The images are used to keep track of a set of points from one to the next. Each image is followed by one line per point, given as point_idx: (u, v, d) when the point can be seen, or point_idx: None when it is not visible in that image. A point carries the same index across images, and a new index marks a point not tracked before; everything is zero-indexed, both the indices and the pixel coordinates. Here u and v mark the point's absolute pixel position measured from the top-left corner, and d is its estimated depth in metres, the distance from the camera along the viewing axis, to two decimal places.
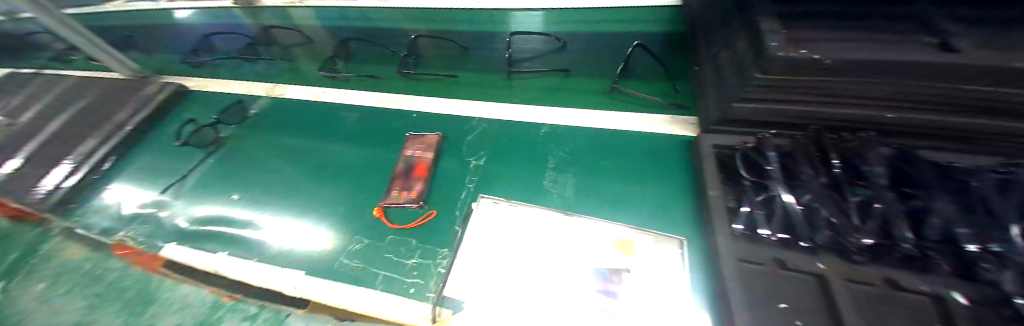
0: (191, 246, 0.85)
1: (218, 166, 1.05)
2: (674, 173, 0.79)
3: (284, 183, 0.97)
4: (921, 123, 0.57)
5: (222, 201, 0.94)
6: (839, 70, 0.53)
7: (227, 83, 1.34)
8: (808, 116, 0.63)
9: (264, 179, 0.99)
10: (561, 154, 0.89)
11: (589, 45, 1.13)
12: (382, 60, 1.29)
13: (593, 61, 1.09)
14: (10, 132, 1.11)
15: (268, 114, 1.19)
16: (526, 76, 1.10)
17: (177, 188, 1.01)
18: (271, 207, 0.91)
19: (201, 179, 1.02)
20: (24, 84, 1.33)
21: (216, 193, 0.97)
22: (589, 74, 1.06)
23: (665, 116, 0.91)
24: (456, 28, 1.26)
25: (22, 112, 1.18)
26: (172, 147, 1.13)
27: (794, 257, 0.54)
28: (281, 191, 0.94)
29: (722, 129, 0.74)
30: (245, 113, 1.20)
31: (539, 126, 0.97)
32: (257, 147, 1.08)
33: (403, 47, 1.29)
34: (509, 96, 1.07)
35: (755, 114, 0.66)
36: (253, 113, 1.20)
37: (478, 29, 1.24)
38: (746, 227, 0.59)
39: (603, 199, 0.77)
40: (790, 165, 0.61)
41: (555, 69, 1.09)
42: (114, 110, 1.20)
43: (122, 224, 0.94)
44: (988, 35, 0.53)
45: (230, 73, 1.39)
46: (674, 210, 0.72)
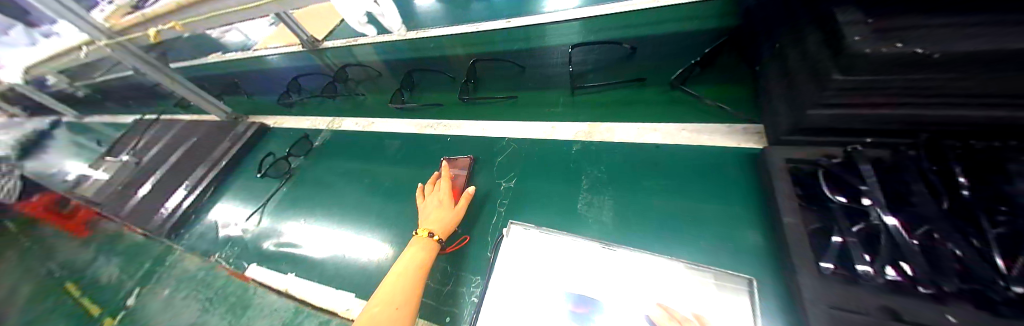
0: (268, 267, 0.98)
1: (289, 192, 1.20)
2: (734, 191, 0.69)
3: (335, 206, 1.06)
4: None
5: (291, 225, 1.07)
6: (961, 63, 0.41)
7: (297, 120, 1.56)
8: (920, 122, 0.49)
9: (320, 205, 1.09)
10: (597, 174, 0.83)
11: (670, 45, 1.00)
12: (441, 86, 1.34)
13: (672, 60, 0.98)
14: (145, 169, 1.41)
15: (328, 145, 1.33)
16: (600, 86, 1.03)
17: (258, 212, 1.17)
18: (327, 229, 1.00)
19: (276, 205, 1.17)
20: (154, 129, 1.70)
21: (286, 215, 1.10)
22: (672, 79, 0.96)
23: (717, 125, 0.81)
24: (503, 51, 1.24)
25: (156, 152, 1.51)
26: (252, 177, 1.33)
27: (909, 306, 0.42)
28: (336, 215, 1.03)
29: (795, 140, 0.62)
30: (309, 145, 1.37)
31: (572, 143, 0.93)
32: (319, 171, 1.23)
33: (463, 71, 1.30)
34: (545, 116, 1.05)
35: (843, 122, 0.54)
36: (315, 145, 1.36)
37: (533, 45, 1.19)
38: (838, 264, 0.48)
39: (648, 222, 0.71)
40: (894, 185, 0.50)
41: (630, 78, 1.00)
42: (214, 146, 1.46)
43: (218, 246, 1.12)
44: None
45: (300, 110, 1.63)
46: (734, 236, 0.63)
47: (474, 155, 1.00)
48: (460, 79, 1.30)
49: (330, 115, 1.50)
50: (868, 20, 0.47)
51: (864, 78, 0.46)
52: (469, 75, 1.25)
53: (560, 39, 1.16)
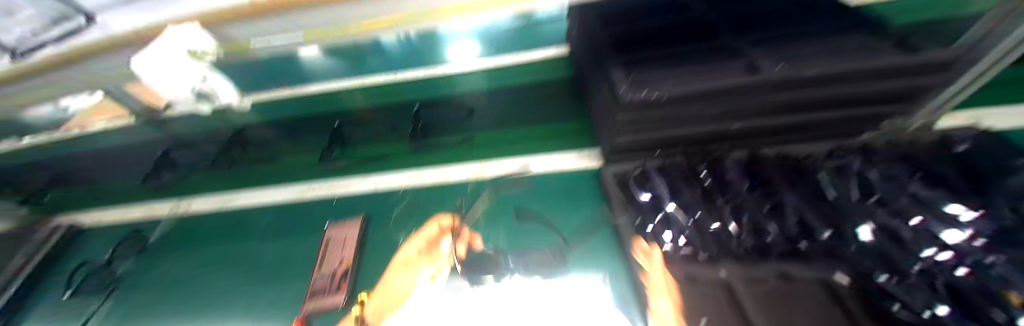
0: None
1: (120, 307, 0.88)
2: (589, 206, 0.83)
3: (190, 307, 0.83)
4: (760, 127, 0.65)
5: None
6: (678, 101, 0.60)
7: (108, 213, 1.20)
8: (681, 136, 0.67)
9: (168, 312, 0.83)
10: (491, 211, 0.88)
11: None
12: (376, 136, 1.08)
13: None
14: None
15: (173, 235, 1.04)
16: (523, 124, 1.05)
17: None
18: None
19: None
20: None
21: None
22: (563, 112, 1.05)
23: (575, 152, 0.97)
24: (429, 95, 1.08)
25: None
26: (62, 300, 0.93)
27: (699, 271, 0.59)
28: (191, 321, 0.80)
29: (616, 159, 0.77)
30: (146, 240, 1.04)
31: (466, 185, 0.96)
32: (158, 273, 0.94)
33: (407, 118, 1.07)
34: (439, 161, 1.04)
35: (638, 142, 0.70)
36: (154, 239, 1.04)
37: None
38: (655, 249, 0.63)
39: (533, 246, 0.77)
40: (670, 183, 0.64)
41: (536, 109, 1.06)
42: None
43: None
44: (779, 40, 0.65)
45: (131, 192, 1.22)
46: (594, 242, 0.75)
47: (368, 213, 0.92)
48: (403, 127, 1.08)
49: (151, 202, 1.17)
50: (627, 74, 0.65)
51: (631, 114, 0.63)
52: (405, 119, 1.07)
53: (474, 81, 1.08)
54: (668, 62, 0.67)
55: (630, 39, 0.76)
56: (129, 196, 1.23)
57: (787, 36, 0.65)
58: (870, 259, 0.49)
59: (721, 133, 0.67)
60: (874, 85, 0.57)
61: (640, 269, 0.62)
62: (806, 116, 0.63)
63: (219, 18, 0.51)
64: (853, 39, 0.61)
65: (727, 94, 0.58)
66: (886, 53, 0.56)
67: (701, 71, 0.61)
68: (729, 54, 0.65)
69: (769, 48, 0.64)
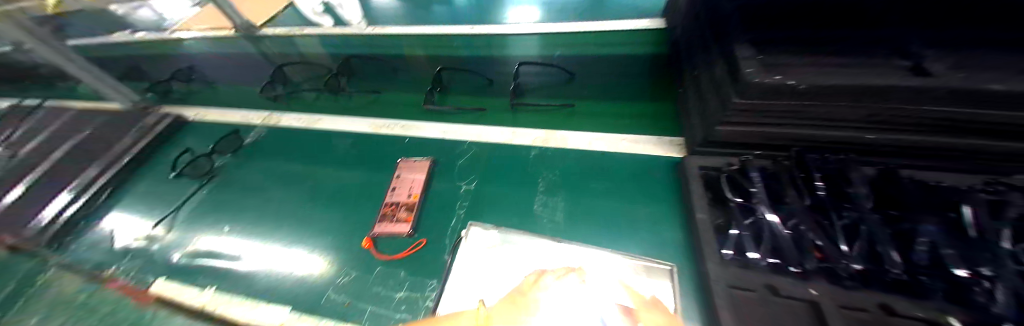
0: (178, 284, 0.76)
1: (209, 198, 0.98)
2: (662, 195, 0.78)
3: (269, 212, 0.91)
4: (901, 143, 0.57)
5: (210, 234, 0.88)
6: (814, 94, 0.53)
7: (203, 112, 1.34)
8: (800, 137, 0.62)
9: (250, 209, 0.92)
10: (554, 179, 0.86)
11: (633, 66, 1.09)
12: (477, 91, 1.16)
13: (634, 75, 1.07)
14: (8, 170, 1.09)
15: (256, 142, 1.14)
16: (594, 102, 1.04)
17: (167, 221, 0.94)
18: (254, 235, 0.85)
19: (189, 213, 0.94)
20: (29, 116, 1.33)
21: (210, 222, 0.91)
22: (638, 98, 1.02)
23: (651, 138, 0.91)
24: (511, 55, 1.21)
25: (29, 143, 1.18)
26: (165, 180, 1.07)
27: (785, 282, 0.52)
28: (272, 220, 0.88)
29: (706, 150, 0.73)
30: (233, 143, 1.15)
31: (531, 148, 0.95)
32: (244, 173, 1.04)
33: (503, 76, 1.18)
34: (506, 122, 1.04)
35: (741, 136, 0.65)
36: (247, 142, 1.14)
37: (518, 54, 1.21)
38: (735, 252, 0.58)
39: (596, 223, 0.76)
40: (775, 188, 0.61)
41: (609, 90, 1.06)
42: (111, 142, 1.16)
43: (114, 258, 0.86)
44: (958, 47, 0.54)
45: (225, 100, 1.37)
46: (662, 231, 0.71)
47: (434, 157, 0.95)
48: (496, 82, 1.17)
49: (240, 110, 1.29)
50: (756, 55, 0.59)
51: (753, 102, 0.57)
52: (501, 74, 1.18)
53: (529, 50, 1.21)
54: (808, 47, 0.58)
55: (761, 14, 0.68)
56: (222, 102, 1.37)
57: (970, 44, 0.54)
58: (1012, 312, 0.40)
59: (851, 142, 0.59)
60: None
61: (712, 259, 0.58)
62: (966, 141, 0.54)
63: None
64: None
65: (879, 96, 0.51)
66: None
67: (851, 65, 0.54)
68: (893, 50, 0.55)
69: (945, 53, 0.54)
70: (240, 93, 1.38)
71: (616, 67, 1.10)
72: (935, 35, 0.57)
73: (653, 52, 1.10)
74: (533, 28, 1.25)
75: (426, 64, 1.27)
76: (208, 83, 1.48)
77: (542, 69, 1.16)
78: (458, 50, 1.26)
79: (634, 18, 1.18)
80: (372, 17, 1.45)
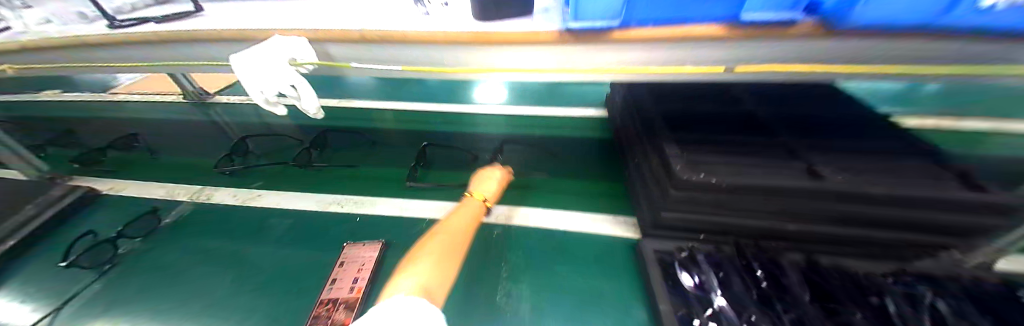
0: None
1: (93, 298, 0.79)
2: (624, 277, 0.78)
3: (168, 314, 0.73)
4: (817, 232, 0.64)
5: None
6: (734, 190, 0.61)
7: (127, 185, 1.18)
8: (735, 226, 0.68)
9: (143, 313, 0.74)
10: (515, 261, 0.84)
11: (589, 146, 1.20)
12: (458, 166, 1.14)
13: (590, 153, 1.17)
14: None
15: (186, 221, 1.00)
16: (556, 178, 1.09)
17: None
18: None
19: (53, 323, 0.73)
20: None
21: None
22: (597, 176, 1.08)
23: (608, 216, 0.94)
24: (478, 132, 1.30)
25: None
26: (45, 273, 0.86)
27: None
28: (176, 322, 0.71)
29: (657, 234, 0.77)
30: (152, 223, 1.00)
31: (493, 227, 0.94)
32: (153, 263, 0.87)
33: (476, 152, 1.20)
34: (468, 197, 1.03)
35: (685, 222, 0.70)
36: (163, 223, 1.00)
37: (485, 131, 1.30)
38: None
39: (561, 316, 0.71)
40: (723, 276, 0.63)
41: (568, 166, 1.13)
42: None
43: None
44: (832, 149, 0.67)
45: (160, 171, 1.24)
46: (629, 324, 0.68)
47: (390, 239, 0.88)
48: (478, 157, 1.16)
49: (175, 183, 1.16)
50: (682, 152, 0.68)
51: (687, 194, 0.64)
52: (473, 149, 1.22)
53: (495, 128, 1.32)
54: (722, 146, 0.69)
55: (681, 118, 0.81)
56: (157, 173, 1.23)
57: (841, 147, 0.67)
58: None
59: (777, 231, 0.66)
60: (938, 217, 0.57)
61: None
62: (865, 232, 0.62)
63: (333, 37, 0.57)
64: (909, 163, 0.63)
65: (785, 193, 0.59)
66: (950, 185, 0.57)
67: (758, 165, 0.64)
68: (787, 152, 0.67)
69: (823, 154, 0.66)
70: (180, 163, 1.26)
71: (574, 146, 1.21)
72: (815, 140, 0.70)
73: (603, 137, 1.24)
74: (496, 110, 1.43)
75: (401, 138, 1.29)
76: (144, 152, 1.35)
77: (524, 146, 1.22)
78: (431, 125, 1.35)
79: (580, 106, 1.43)
80: (351, 94, 1.60)
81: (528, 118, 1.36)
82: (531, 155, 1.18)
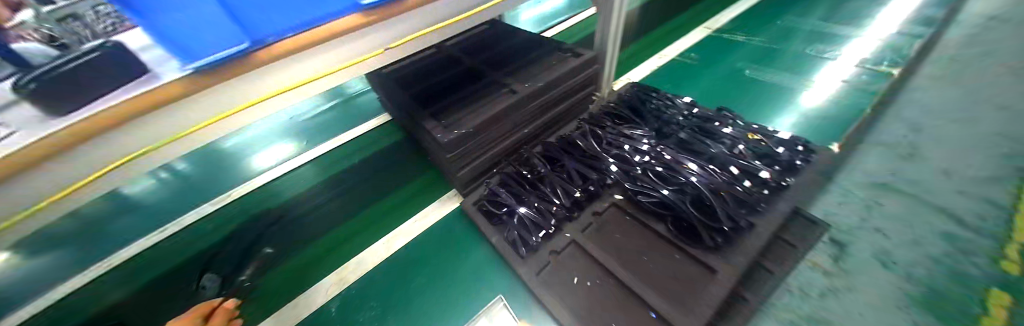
0: None
1: None
2: (469, 241, 0.88)
3: None
4: (543, 124, 0.94)
5: None
6: (479, 129, 0.80)
7: None
8: (502, 151, 0.91)
9: None
10: (372, 311, 0.76)
11: (390, 155, 1.17)
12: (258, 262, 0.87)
13: (393, 160, 1.16)
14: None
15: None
16: (374, 203, 1.02)
17: None
18: None
19: None
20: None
21: None
22: (408, 177, 1.10)
23: (437, 203, 1.00)
24: (259, 212, 1.01)
25: None
26: None
27: (554, 242, 0.78)
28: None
29: (470, 191, 0.93)
30: None
31: (330, 302, 0.79)
32: None
33: (259, 239, 0.93)
34: (281, 294, 0.81)
35: (475, 171, 0.88)
36: None
37: (268, 207, 1.02)
38: (523, 247, 0.77)
39: (438, 314, 0.74)
40: (512, 189, 0.86)
41: (378, 184, 1.08)
42: None
43: None
44: (522, 66, 0.94)
45: None
46: (488, 273, 0.80)
47: None
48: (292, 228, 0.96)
49: None
50: (437, 123, 0.81)
51: (456, 152, 0.79)
52: (257, 233, 0.94)
53: (284, 194, 1.06)
54: (461, 102, 0.87)
55: (429, 93, 0.92)
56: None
57: (526, 62, 0.95)
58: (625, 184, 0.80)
59: (524, 138, 0.93)
60: (578, 78, 0.93)
61: (523, 273, 0.75)
62: (560, 107, 0.95)
63: None
64: (556, 54, 0.95)
65: (506, 113, 0.83)
66: (570, 60, 0.92)
67: (485, 103, 0.84)
68: (499, 82, 0.90)
69: (517, 73, 0.92)
70: None
71: (374, 162, 1.15)
72: (515, 64, 0.95)
73: (397, 137, 1.23)
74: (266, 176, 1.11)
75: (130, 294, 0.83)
76: None
77: (331, 188, 1.07)
78: (185, 248, 0.92)
79: (363, 118, 1.32)
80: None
81: (310, 165, 1.15)
82: (335, 198, 1.04)
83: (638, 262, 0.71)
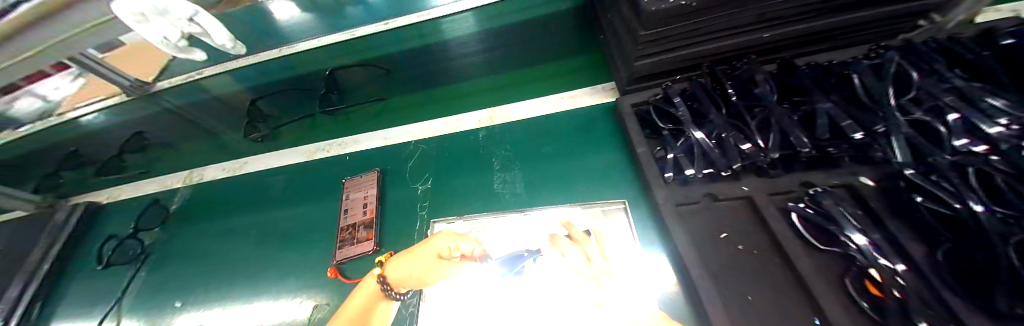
0: None
1: (157, 272, 0.94)
2: (607, 141, 0.80)
3: (222, 272, 0.87)
4: (792, 34, 0.63)
5: (161, 309, 0.85)
6: (706, 8, 0.56)
7: (117, 192, 1.18)
8: (708, 53, 0.67)
9: (202, 276, 0.88)
10: (505, 153, 0.89)
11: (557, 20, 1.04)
12: (440, 81, 1.10)
13: (562, 29, 1.04)
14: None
15: (190, 204, 1.07)
16: (530, 67, 1.03)
17: (114, 310, 0.89)
18: (207, 301, 0.82)
19: (137, 295, 0.90)
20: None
21: (161, 299, 0.87)
22: (568, 52, 1.02)
23: (587, 89, 0.92)
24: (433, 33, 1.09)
25: None
26: (97, 270, 0.99)
27: (722, 188, 0.59)
28: (227, 279, 0.85)
29: (634, 88, 0.75)
30: (166, 211, 1.07)
31: (478, 130, 0.96)
32: (187, 241, 0.98)
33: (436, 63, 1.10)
34: (446, 110, 1.04)
35: (660, 66, 0.69)
36: (174, 209, 1.07)
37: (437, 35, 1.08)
38: (675, 174, 0.61)
39: (554, 183, 0.79)
40: (695, 105, 0.65)
41: (538, 49, 1.04)
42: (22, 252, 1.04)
43: None
44: None
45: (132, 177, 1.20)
46: (615, 175, 0.75)
47: (381, 167, 0.94)
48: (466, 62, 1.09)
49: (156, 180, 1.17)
50: None
51: (656, 31, 0.60)
52: (436, 55, 1.09)
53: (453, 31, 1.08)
54: None
55: None
56: (132, 178, 1.20)
57: None
58: (908, 166, 0.48)
59: (752, 45, 0.65)
60: None
61: (662, 202, 0.60)
62: (840, 18, 0.60)
63: None
64: None
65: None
66: None
67: None
68: None
69: None
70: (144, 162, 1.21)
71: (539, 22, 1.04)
72: None
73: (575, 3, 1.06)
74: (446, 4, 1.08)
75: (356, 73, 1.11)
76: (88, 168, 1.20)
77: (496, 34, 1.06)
78: (380, 51, 1.09)
79: None
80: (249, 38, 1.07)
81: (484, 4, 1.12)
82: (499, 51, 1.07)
83: (843, 264, 0.46)
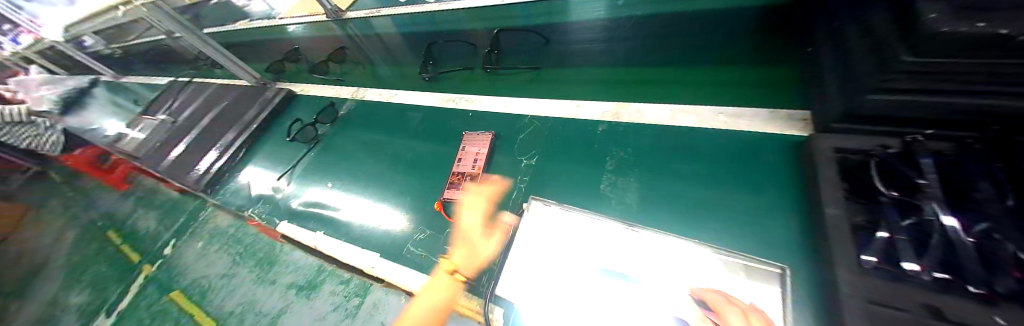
0: (295, 225, 1.01)
1: (317, 158, 1.18)
2: (773, 181, 0.64)
3: (359, 175, 1.06)
4: None
5: (319, 186, 1.09)
6: None
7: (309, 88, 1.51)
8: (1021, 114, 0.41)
9: (346, 173, 1.08)
10: (628, 155, 0.80)
11: None
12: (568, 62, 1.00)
13: None
14: (179, 128, 1.42)
15: (350, 117, 1.28)
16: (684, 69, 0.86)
17: (287, 175, 1.17)
18: (346, 193, 1.03)
19: (303, 169, 1.17)
20: (185, 91, 1.70)
21: (317, 180, 1.11)
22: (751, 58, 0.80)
23: (766, 110, 0.72)
24: None
25: (187, 111, 1.51)
26: (282, 142, 1.32)
27: (961, 307, 0.39)
28: (362, 180, 1.04)
29: (846, 127, 0.56)
30: (336, 113, 1.32)
31: (598, 124, 0.88)
32: (342, 141, 1.21)
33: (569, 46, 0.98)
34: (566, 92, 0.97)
35: (907, 111, 0.47)
36: (343, 113, 1.30)
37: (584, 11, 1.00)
38: (881, 260, 0.45)
39: (680, 208, 0.68)
40: (959, 178, 0.45)
41: None
42: (243, 111, 1.42)
43: (252, 202, 1.16)
44: None
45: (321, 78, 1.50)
46: (769, 225, 0.60)
47: (496, 131, 0.96)
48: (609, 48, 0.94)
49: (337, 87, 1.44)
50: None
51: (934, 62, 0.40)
52: None
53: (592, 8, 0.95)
54: None
55: None
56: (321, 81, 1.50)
57: None
58: None
59: None
60: None
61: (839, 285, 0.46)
62: None
63: None
64: None
65: None
66: None
67: None
68: None
69: None
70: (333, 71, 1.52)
71: None
72: None
73: None
74: None
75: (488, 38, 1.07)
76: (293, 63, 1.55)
77: None
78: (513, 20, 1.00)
79: None
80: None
81: None
82: None
83: None
